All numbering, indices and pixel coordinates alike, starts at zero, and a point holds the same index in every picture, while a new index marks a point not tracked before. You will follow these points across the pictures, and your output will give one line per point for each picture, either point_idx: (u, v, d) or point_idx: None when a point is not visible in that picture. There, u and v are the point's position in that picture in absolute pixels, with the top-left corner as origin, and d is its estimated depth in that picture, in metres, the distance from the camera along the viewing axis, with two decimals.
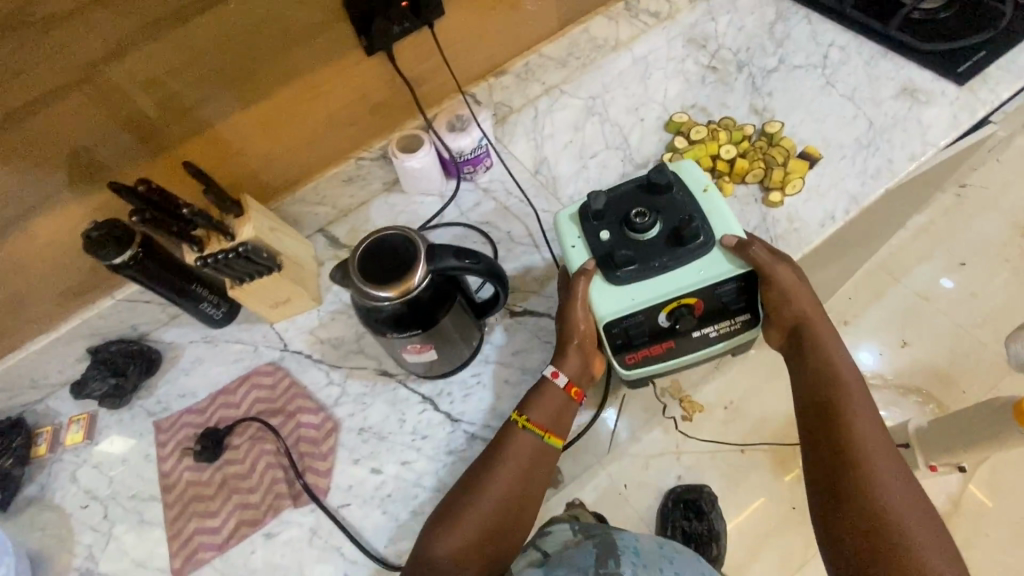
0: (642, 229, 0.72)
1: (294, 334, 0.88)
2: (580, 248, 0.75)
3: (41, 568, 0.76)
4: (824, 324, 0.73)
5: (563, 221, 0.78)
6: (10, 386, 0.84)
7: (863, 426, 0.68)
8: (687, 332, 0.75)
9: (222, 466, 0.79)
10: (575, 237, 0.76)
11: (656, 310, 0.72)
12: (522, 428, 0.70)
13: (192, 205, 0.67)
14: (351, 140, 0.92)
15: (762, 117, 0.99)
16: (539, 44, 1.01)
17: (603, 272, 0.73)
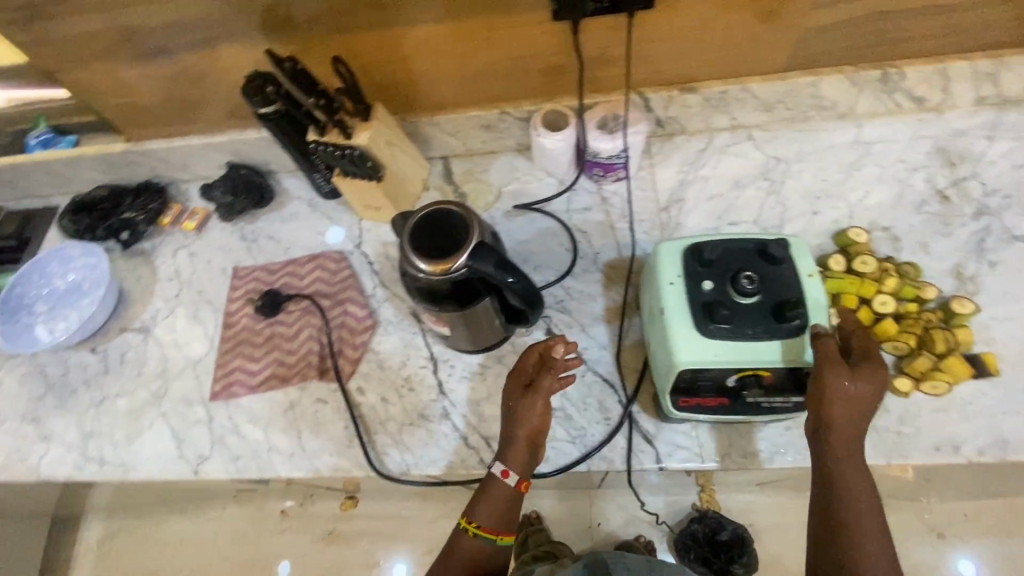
0: (756, 291, 0.59)
1: (370, 238, 0.95)
2: (679, 286, 0.62)
3: (123, 305, 0.95)
4: (868, 400, 0.57)
5: (664, 250, 0.66)
6: (168, 161, 1.01)
7: (865, 518, 0.56)
8: (749, 398, 0.63)
9: (274, 323, 0.89)
10: (675, 273, 0.63)
11: (728, 372, 0.60)
12: (471, 536, 0.67)
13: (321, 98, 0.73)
14: (508, 90, 0.89)
15: (960, 284, 0.78)
16: (751, 76, 0.86)
17: (690, 321, 0.60)
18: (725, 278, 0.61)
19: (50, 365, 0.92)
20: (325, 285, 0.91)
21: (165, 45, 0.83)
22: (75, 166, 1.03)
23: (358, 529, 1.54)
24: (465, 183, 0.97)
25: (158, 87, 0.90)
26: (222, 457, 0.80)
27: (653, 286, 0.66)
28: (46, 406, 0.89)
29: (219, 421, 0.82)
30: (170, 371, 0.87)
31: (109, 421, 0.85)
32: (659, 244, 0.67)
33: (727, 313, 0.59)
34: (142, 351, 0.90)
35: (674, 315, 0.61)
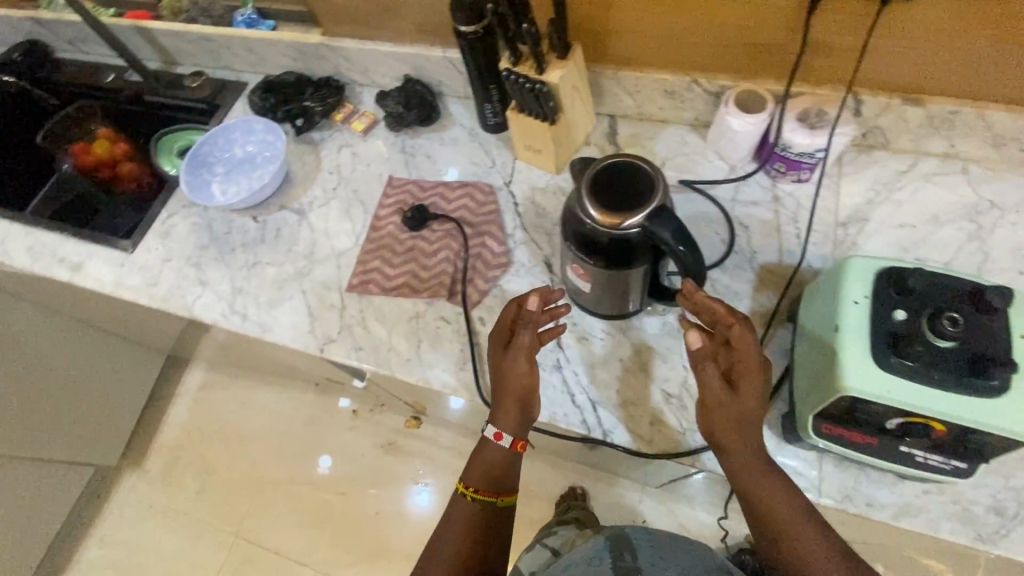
0: (957, 336, 0.53)
1: (521, 179, 0.95)
2: (863, 308, 0.57)
3: (286, 185, 1.03)
4: (757, 407, 0.59)
5: (853, 266, 0.60)
6: (353, 62, 1.06)
7: (778, 500, 0.61)
8: (904, 446, 0.58)
9: (415, 236, 0.92)
10: (861, 293, 0.58)
11: (894, 412, 0.55)
12: (470, 500, 0.71)
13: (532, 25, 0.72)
14: (706, 61, 0.84)
15: None
16: (996, 102, 0.75)
17: (868, 347, 0.55)
18: (922, 313, 0.55)
19: (217, 222, 1.01)
20: (469, 214, 0.93)
21: None
22: (271, 48, 1.11)
23: (415, 448, 1.63)
24: (628, 147, 0.94)
25: None
26: (346, 344, 0.85)
27: (830, 300, 0.61)
28: (207, 256, 0.99)
29: (349, 311, 0.88)
30: (316, 255, 0.94)
31: (257, 284, 0.94)
32: (848, 257, 0.61)
33: (914, 349, 0.54)
34: (295, 230, 0.97)
35: (850, 335, 0.56)
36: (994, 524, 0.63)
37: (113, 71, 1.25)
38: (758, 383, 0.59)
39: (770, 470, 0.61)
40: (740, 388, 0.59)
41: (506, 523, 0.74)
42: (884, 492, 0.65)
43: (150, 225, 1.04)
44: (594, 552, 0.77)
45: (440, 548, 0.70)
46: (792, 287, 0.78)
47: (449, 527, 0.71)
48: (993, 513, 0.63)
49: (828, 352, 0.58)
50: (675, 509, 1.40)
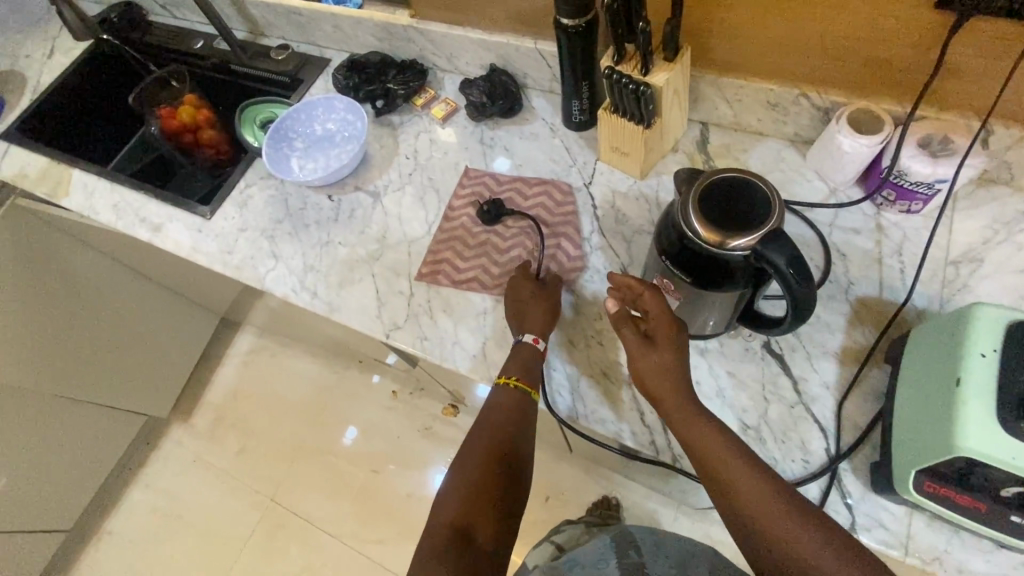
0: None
1: (602, 181, 0.92)
2: (991, 362, 0.53)
3: (363, 166, 1.03)
4: (672, 376, 0.65)
5: (981, 314, 0.56)
6: (440, 47, 1.05)
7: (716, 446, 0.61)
8: (1018, 518, 0.53)
9: (488, 230, 0.90)
10: (989, 345, 0.54)
11: (1015, 480, 0.51)
12: (516, 385, 0.73)
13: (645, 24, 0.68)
14: (819, 75, 0.79)
15: None
16: None
17: (994, 405, 0.51)
18: None
19: (293, 197, 1.03)
20: (545, 212, 0.91)
21: None
22: (359, 27, 1.11)
23: (451, 435, 1.64)
24: (718, 158, 0.90)
25: None
26: (411, 332, 0.85)
27: (949, 349, 0.56)
28: (281, 229, 1.00)
29: (417, 300, 0.87)
30: (388, 240, 0.94)
31: (328, 263, 0.94)
32: (975, 304, 0.57)
33: None
34: (368, 212, 0.97)
35: (976, 391, 0.52)
36: None
37: (203, 38, 1.28)
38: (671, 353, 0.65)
39: (701, 414, 0.63)
40: (655, 347, 0.66)
41: (509, 486, 0.71)
42: (978, 560, 0.60)
43: (229, 193, 1.06)
44: (599, 553, 0.86)
45: (440, 511, 0.69)
46: (893, 328, 0.72)
47: (448, 500, 0.70)
48: None
49: (945, 406, 0.54)
50: (711, 529, 1.36)
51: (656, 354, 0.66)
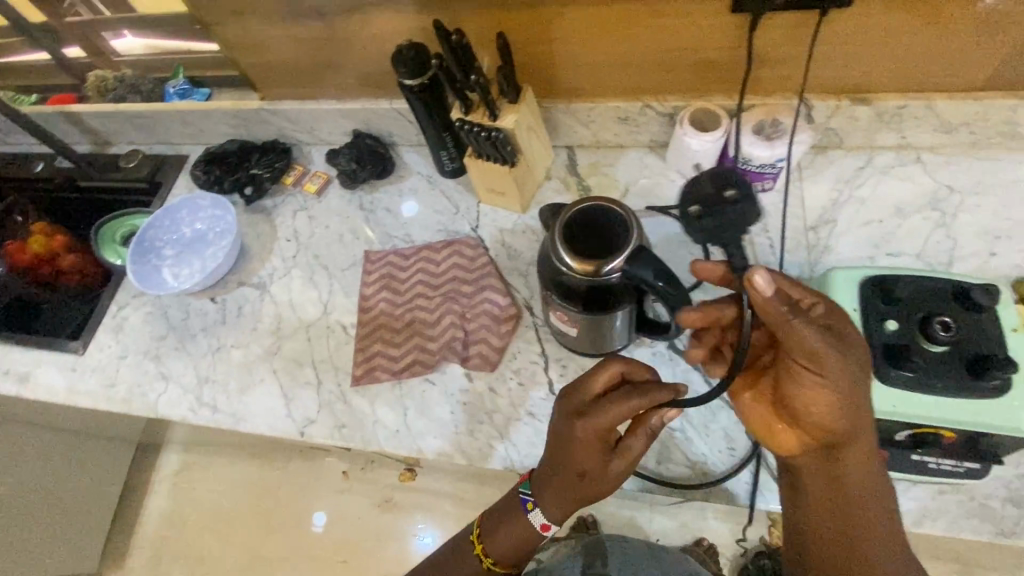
0: (950, 340, 0.53)
1: (488, 222, 0.92)
2: (853, 323, 0.56)
3: (242, 259, 0.98)
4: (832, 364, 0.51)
5: (836, 279, 0.59)
6: (297, 122, 1.03)
7: (866, 470, 0.54)
8: (914, 454, 0.57)
9: (383, 297, 0.87)
10: (848, 308, 0.57)
11: (900, 427, 0.54)
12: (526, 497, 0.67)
13: (478, 75, 0.70)
14: (655, 85, 0.84)
15: None
16: (937, 93, 0.77)
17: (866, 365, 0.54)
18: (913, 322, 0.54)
19: (173, 308, 0.96)
20: (435, 265, 0.88)
21: (317, 9, 0.82)
22: (210, 119, 1.06)
23: (414, 500, 1.55)
24: (589, 176, 0.94)
25: (303, 50, 0.90)
26: (327, 423, 0.80)
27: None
28: (166, 346, 0.93)
29: (327, 388, 0.83)
30: (284, 330, 0.89)
31: (224, 370, 0.88)
32: (829, 270, 0.60)
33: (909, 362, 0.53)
34: (258, 306, 0.92)
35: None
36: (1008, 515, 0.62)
37: (43, 160, 1.18)
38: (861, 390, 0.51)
39: (879, 450, 0.54)
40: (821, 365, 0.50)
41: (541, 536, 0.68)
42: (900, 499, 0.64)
43: (101, 320, 0.97)
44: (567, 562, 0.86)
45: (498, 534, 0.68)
46: None
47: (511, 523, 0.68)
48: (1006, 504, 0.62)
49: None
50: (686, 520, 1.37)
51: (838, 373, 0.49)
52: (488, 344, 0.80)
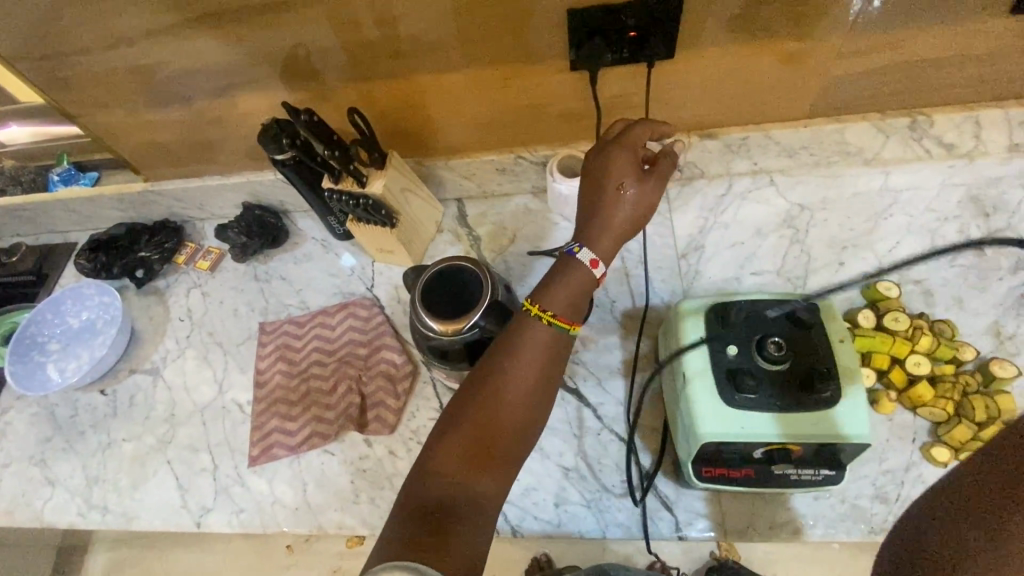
0: (781, 359, 0.57)
1: (383, 279, 0.93)
2: (701, 349, 0.60)
3: (134, 346, 0.95)
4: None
5: (686, 309, 0.64)
6: (185, 200, 1.02)
7: None
8: (775, 468, 0.59)
9: (278, 370, 0.86)
10: (696, 335, 0.61)
11: (755, 445, 0.57)
12: (546, 323, 0.56)
13: (333, 149, 0.72)
14: (523, 136, 0.89)
15: (998, 342, 0.73)
16: (772, 123, 0.84)
17: (713, 389, 0.58)
18: (749, 344, 0.59)
19: (60, 406, 0.91)
20: (329, 330, 0.88)
21: (183, 94, 0.83)
22: (94, 204, 1.04)
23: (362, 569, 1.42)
24: (479, 226, 0.97)
25: (177, 133, 0.91)
26: (226, 509, 0.78)
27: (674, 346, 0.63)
28: (53, 448, 0.88)
29: (224, 471, 0.81)
30: (178, 415, 0.86)
31: (115, 467, 0.84)
32: (680, 301, 0.65)
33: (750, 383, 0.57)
34: (150, 393, 0.89)
35: (697, 381, 0.58)
36: (878, 512, 0.66)
37: None
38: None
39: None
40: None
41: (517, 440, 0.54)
42: (782, 511, 0.67)
43: None
44: None
45: (515, 365, 0.55)
46: (648, 327, 0.82)
47: (507, 373, 0.54)
48: (875, 502, 0.66)
49: (682, 400, 0.60)
50: None
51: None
52: (385, 406, 0.80)
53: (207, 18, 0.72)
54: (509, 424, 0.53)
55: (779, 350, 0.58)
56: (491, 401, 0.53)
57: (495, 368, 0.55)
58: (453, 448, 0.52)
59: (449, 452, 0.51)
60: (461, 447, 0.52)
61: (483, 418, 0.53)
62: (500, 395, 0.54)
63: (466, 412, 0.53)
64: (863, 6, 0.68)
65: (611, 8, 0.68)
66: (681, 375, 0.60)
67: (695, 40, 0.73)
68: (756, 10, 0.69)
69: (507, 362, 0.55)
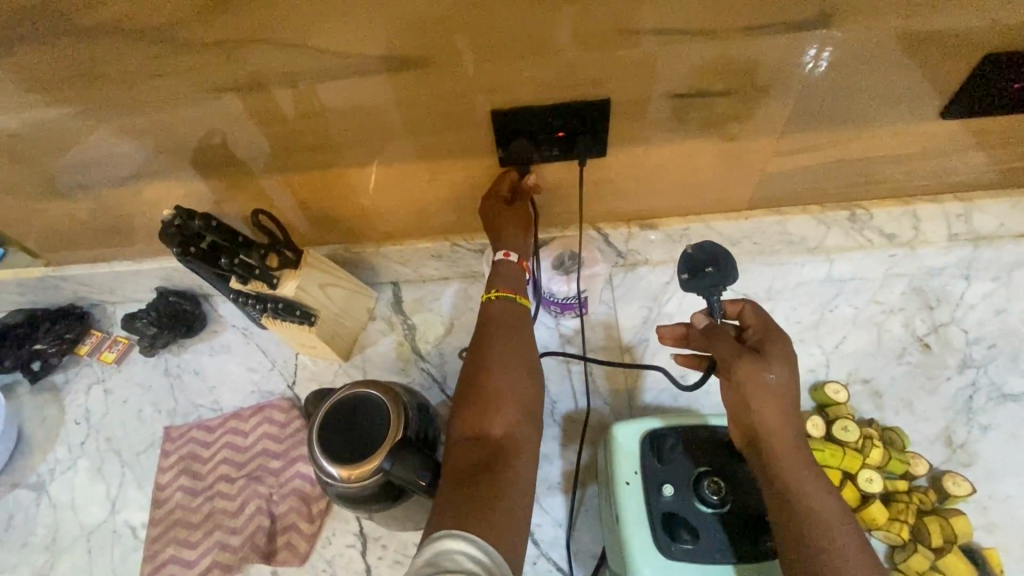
0: (718, 502, 0.57)
1: (306, 376, 0.85)
2: (635, 487, 0.59)
3: (19, 455, 0.84)
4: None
5: (621, 440, 0.62)
6: (88, 285, 0.92)
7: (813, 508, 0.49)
8: None
9: (179, 487, 0.77)
10: (631, 471, 0.60)
11: None
12: (497, 296, 0.67)
13: (228, 258, 0.66)
14: (459, 224, 0.84)
15: (930, 451, 0.73)
16: (714, 215, 0.82)
17: (648, 537, 0.57)
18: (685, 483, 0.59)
19: None
20: (239, 439, 0.80)
21: (80, 183, 0.76)
22: None
23: None
24: (415, 313, 0.90)
25: (75, 219, 0.82)
26: None
27: (609, 477, 0.63)
28: None
29: None
30: (62, 541, 0.77)
31: None
32: (615, 427, 0.63)
33: (684, 530, 0.57)
34: (34, 512, 0.79)
35: (634, 526, 0.57)
36: None
37: None
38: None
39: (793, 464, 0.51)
40: (767, 363, 0.53)
41: (516, 382, 0.61)
42: None
43: None
44: None
45: (490, 346, 0.64)
46: (589, 434, 0.76)
47: (484, 350, 0.63)
48: None
49: (619, 542, 0.59)
50: None
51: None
52: (298, 531, 0.72)
53: (99, 111, 0.66)
54: (511, 400, 0.59)
55: (712, 492, 0.58)
56: (491, 387, 0.60)
57: (479, 360, 0.63)
58: (470, 425, 0.57)
59: (465, 430, 0.57)
60: (475, 423, 0.57)
61: (484, 397, 0.59)
62: (491, 381, 0.60)
63: (465, 398, 0.60)
64: (792, 111, 0.67)
65: (537, 111, 0.66)
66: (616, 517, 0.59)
67: (628, 139, 0.71)
68: (686, 113, 0.67)
69: (482, 343, 0.64)
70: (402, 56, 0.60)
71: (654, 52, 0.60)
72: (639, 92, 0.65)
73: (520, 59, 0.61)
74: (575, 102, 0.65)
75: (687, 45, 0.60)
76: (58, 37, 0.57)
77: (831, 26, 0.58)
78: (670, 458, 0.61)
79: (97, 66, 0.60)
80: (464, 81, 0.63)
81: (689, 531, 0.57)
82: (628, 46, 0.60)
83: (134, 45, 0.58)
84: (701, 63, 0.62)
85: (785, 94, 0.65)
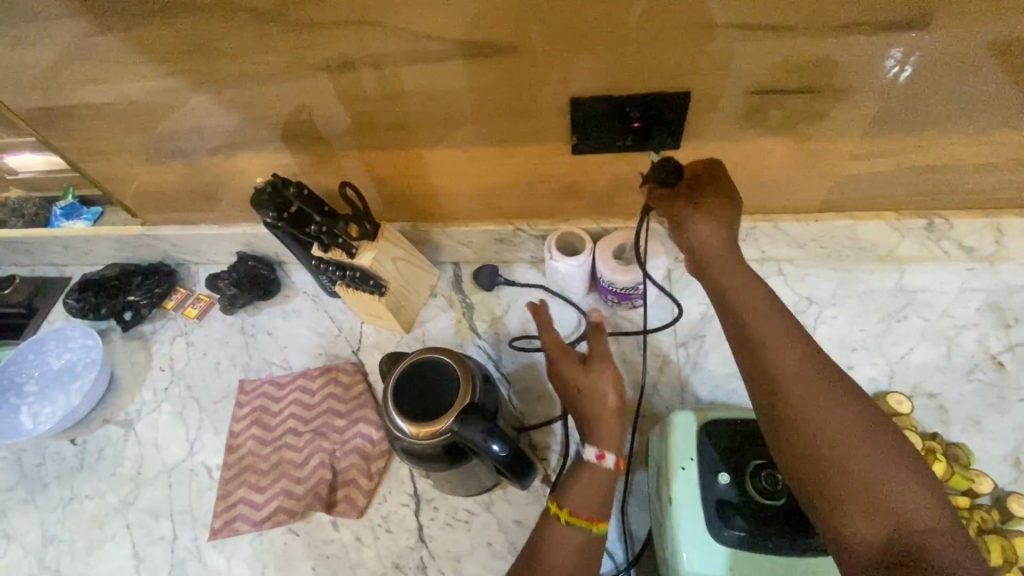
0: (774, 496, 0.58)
1: (369, 344, 0.90)
2: (693, 472, 0.61)
3: (110, 395, 0.93)
4: (789, 360, 0.54)
5: (679, 426, 0.64)
6: (177, 245, 0.99)
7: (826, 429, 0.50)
8: None
9: (251, 437, 0.84)
10: (689, 457, 0.62)
11: None
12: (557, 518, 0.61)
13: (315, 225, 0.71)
14: (524, 210, 0.87)
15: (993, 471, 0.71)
16: (785, 217, 0.81)
17: (702, 521, 0.59)
18: (743, 474, 0.60)
19: (27, 453, 0.89)
20: (306, 398, 0.85)
21: (181, 149, 0.82)
22: (79, 242, 1.00)
23: None
24: (474, 293, 0.93)
25: (172, 182, 0.89)
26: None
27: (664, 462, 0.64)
28: (14, 499, 0.86)
29: (183, 542, 0.79)
30: (145, 475, 0.85)
31: (74, 526, 0.83)
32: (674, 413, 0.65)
33: (738, 518, 0.58)
34: (122, 447, 0.88)
35: (687, 512, 0.59)
36: None
37: None
38: (803, 350, 0.55)
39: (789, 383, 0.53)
40: None
41: None
42: None
43: None
44: None
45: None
46: (640, 422, 0.78)
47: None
48: None
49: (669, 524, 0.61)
50: None
51: (778, 350, 0.55)
52: (357, 486, 0.77)
53: (207, 82, 0.71)
54: None
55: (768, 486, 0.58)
56: None
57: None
58: None
59: None
60: None
61: None
62: None
63: None
64: (876, 113, 0.66)
65: (614, 100, 0.67)
66: (667, 499, 0.61)
67: (702, 133, 0.71)
68: (764, 109, 0.67)
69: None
70: (488, 42, 0.63)
71: (738, 46, 0.61)
72: (719, 86, 0.65)
73: (602, 48, 0.62)
74: (652, 94, 0.66)
75: (774, 41, 0.60)
76: (179, 11, 0.62)
77: (928, 27, 0.57)
78: (729, 449, 0.62)
79: (211, 40, 0.65)
80: (544, 68, 0.65)
81: (744, 519, 0.58)
82: (713, 41, 0.60)
83: (245, 21, 0.63)
84: (788, 60, 0.61)
85: (874, 93, 0.64)
